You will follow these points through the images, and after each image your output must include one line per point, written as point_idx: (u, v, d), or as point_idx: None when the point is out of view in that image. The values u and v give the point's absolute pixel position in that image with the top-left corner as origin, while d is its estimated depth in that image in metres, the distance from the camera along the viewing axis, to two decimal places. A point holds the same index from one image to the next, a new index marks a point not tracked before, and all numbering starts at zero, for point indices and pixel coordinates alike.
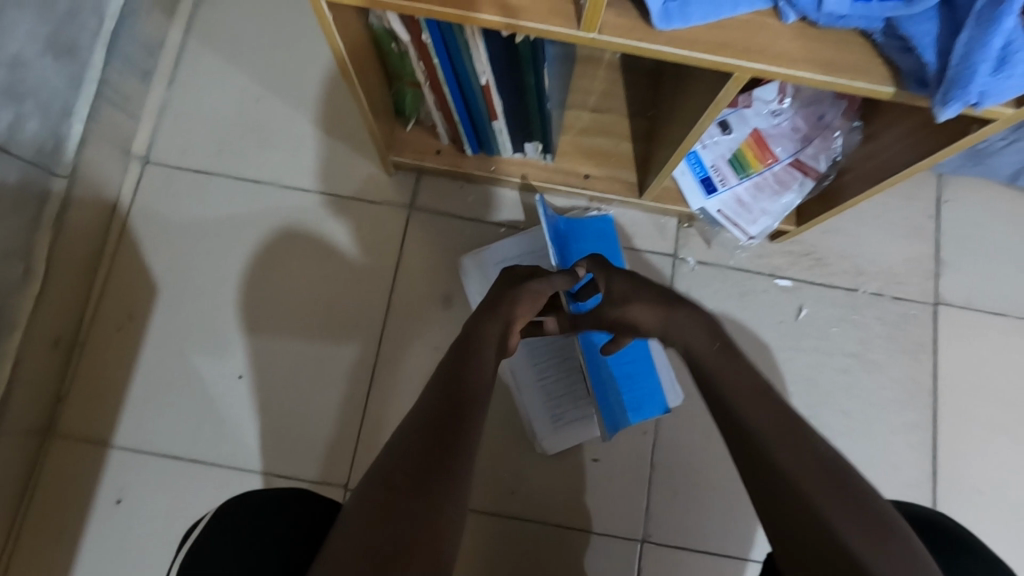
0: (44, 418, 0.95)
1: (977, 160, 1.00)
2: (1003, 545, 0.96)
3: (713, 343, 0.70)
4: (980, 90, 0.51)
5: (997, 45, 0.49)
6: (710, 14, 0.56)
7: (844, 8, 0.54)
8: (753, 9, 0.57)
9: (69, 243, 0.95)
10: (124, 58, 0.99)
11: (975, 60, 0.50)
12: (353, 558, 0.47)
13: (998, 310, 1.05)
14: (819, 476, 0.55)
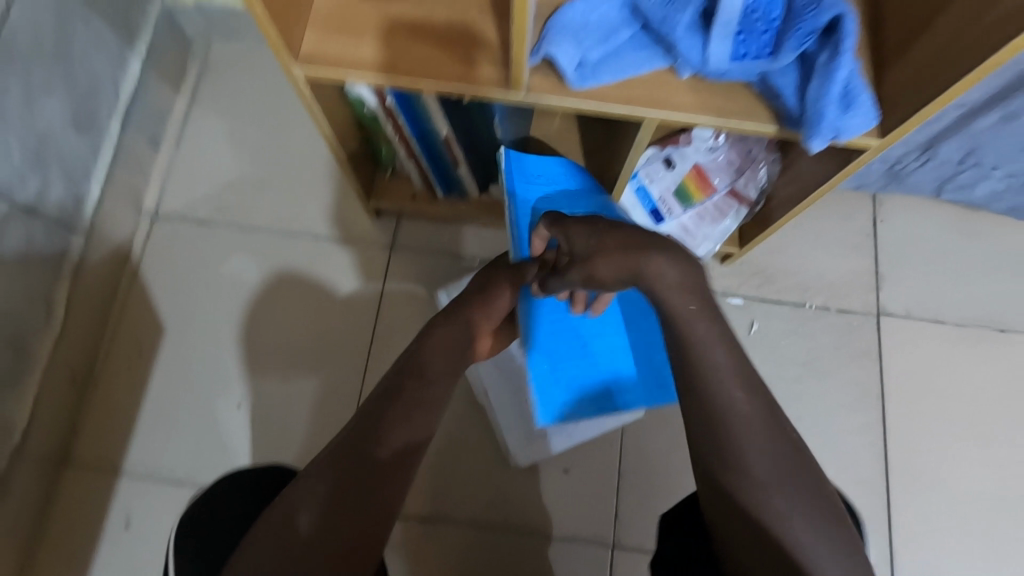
0: (59, 449, 1.04)
1: (899, 179, 1.10)
2: (950, 536, 1.03)
3: (690, 303, 0.60)
4: (832, 126, 0.64)
5: (836, 91, 0.62)
6: (617, 74, 0.68)
7: (726, 64, 0.65)
8: (653, 69, 0.69)
9: (85, 290, 1.06)
10: (136, 126, 1.13)
11: (824, 103, 0.62)
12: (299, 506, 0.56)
13: (937, 317, 1.13)
14: (781, 473, 0.56)
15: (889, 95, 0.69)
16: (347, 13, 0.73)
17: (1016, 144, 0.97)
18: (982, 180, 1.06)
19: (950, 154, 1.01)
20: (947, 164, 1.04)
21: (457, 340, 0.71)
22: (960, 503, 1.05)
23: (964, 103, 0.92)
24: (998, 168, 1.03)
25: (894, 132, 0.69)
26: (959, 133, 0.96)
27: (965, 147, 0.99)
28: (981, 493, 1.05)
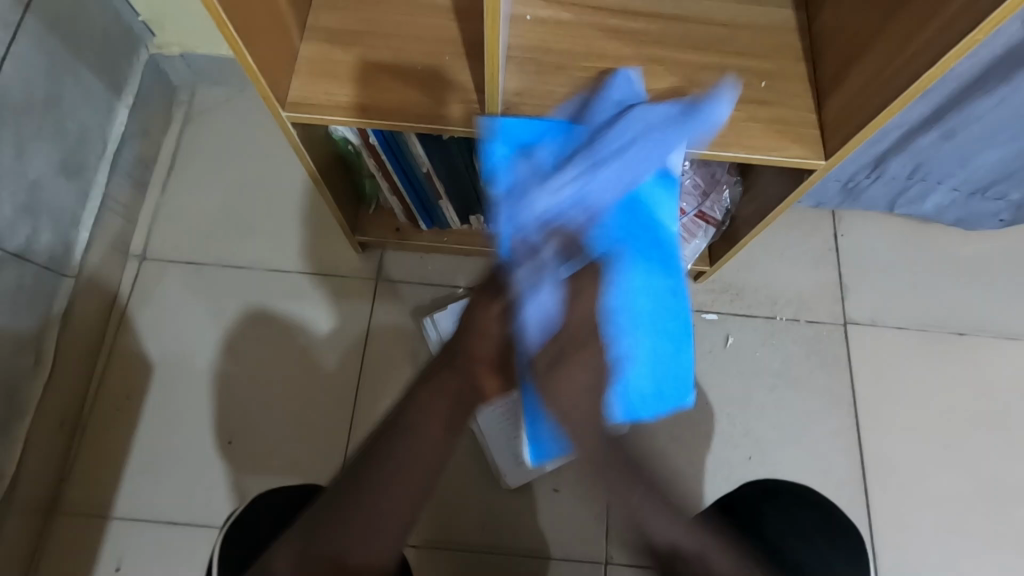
0: (48, 496, 1.03)
1: (854, 196, 1.17)
2: (927, 533, 1.08)
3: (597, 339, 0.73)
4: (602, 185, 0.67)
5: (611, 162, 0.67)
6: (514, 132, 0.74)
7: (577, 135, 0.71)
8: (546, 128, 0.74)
9: (74, 333, 1.07)
10: (123, 173, 1.16)
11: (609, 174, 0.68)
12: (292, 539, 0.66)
13: (899, 324, 1.20)
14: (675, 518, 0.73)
15: (831, 118, 0.76)
16: (330, 61, 0.79)
17: (956, 159, 1.05)
18: (930, 193, 1.14)
19: (898, 171, 1.09)
20: (896, 179, 1.11)
21: (455, 380, 0.73)
22: (935, 501, 1.10)
23: (902, 123, 1.00)
24: (943, 181, 1.11)
25: (837, 152, 0.76)
26: (903, 151, 1.04)
27: (910, 163, 1.07)
28: (953, 490, 1.10)
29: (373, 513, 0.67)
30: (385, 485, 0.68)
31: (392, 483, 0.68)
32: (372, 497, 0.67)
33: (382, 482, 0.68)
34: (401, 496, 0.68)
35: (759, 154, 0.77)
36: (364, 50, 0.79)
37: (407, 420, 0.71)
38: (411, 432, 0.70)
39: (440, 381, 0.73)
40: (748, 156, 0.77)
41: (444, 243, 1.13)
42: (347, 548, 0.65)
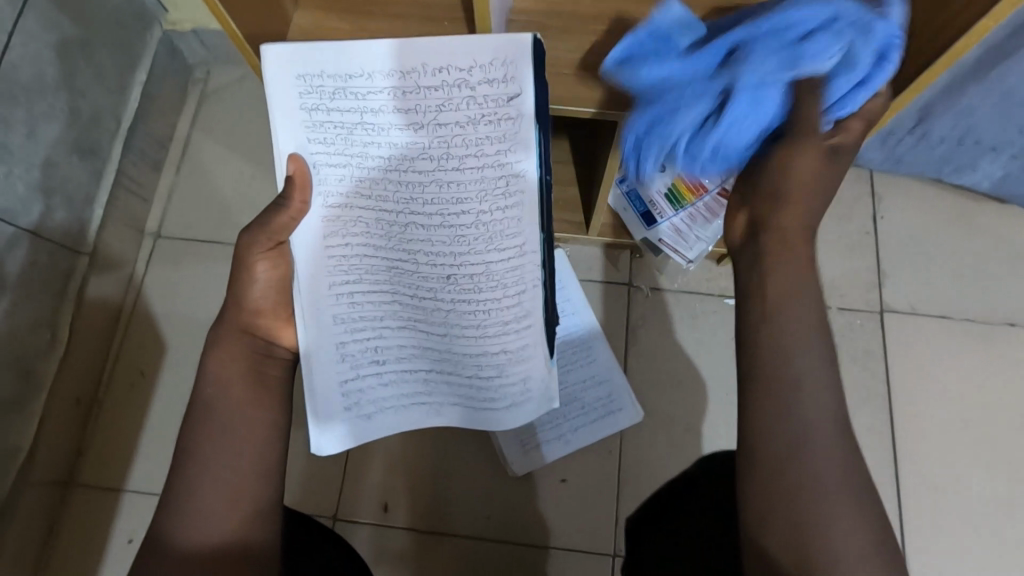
0: (66, 469, 1.06)
1: (897, 160, 1.09)
2: (969, 540, 0.99)
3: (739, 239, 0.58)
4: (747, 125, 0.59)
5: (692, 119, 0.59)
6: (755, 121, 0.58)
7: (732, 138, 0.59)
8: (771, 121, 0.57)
9: (89, 310, 1.09)
10: (138, 152, 1.17)
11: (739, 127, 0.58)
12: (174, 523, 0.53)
13: (942, 313, 1.11)
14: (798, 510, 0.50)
15: None
16: (327, 31, 0.75)
17: (1012, 125, 0.95)
18: (980, 159, 1.04)
19: (943, 134, 1.00)
20: (942, 143, 1.02)
21: (212, 345, 0.61)
22: (978, 506, 1.01)
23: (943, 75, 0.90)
24: (997, 150, 1.01)
25: (876, 119, 0.68)
26: (949, 105, 0.95)
27: (958, 127, 0.98)
28: (998, 496, 1.02)
29: (216, 469, 0.55)
30: (215, 446, 0.55)
31: (212, 433, 0.56)
32: (196, 462, 0.55)
33: (195, 442, 0.56)
34: (230, 445, 0.56)
35: None
36: (362, 17, 0.75)
37: (220, 373, 0.58)
38: (215, 384, 0.58)
39: (231, 326, 0.61)
40: None
41: None
42: (235, 500, 0.54)
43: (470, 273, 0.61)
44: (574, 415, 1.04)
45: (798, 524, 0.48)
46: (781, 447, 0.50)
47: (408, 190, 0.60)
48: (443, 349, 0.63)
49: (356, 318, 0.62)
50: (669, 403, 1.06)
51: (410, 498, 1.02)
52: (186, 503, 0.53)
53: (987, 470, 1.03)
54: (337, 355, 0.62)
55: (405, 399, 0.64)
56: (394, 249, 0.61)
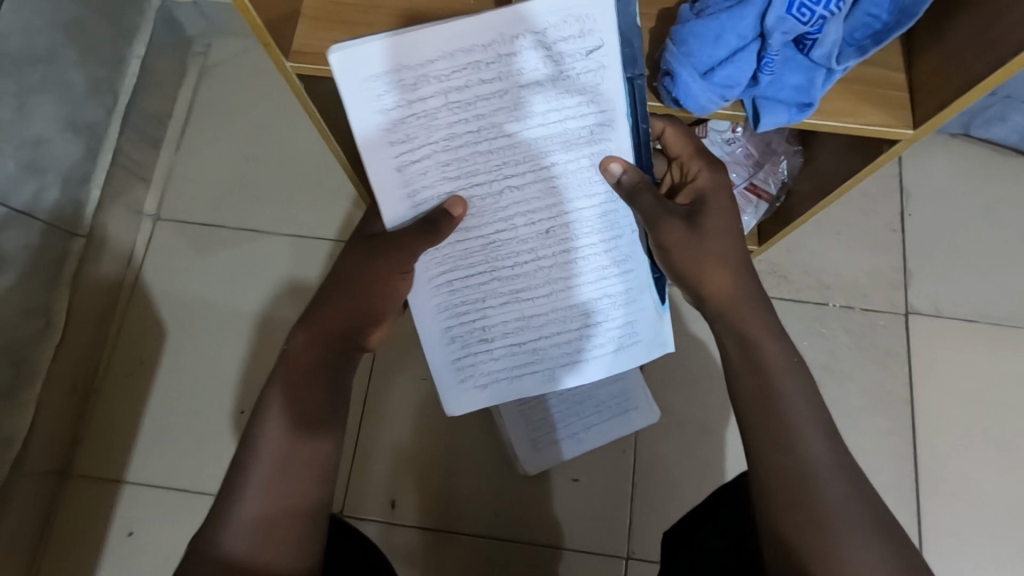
0: (62, 459, 1.02)
1: None
2: (987, 548, 0.98)
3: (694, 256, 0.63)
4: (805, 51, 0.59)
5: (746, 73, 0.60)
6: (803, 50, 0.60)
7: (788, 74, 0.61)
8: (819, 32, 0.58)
9: (85, 294, 1.04)
10: (136, 130, 1.12)
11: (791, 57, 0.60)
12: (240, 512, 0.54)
13: (968, 316, 1.08)
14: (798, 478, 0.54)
15: (924, 82, 0.64)
16: (342, 7, 0.70)
17: None
18: (1011, 111, 1.01)
19: None
20: None
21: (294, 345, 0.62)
22: (997, 514, 0.99)
23: None
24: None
25: (928, 121, 0.63)
26: None
27: None
28: (1019, 505, 0.99)
29: (278, 481, 0.56)
30: (288, 438, 0.57)
31: (279, 444, 0.56)
32: (266, 450, 0.57)
33: (261, 449, 0.57)
34: (296, 457, 0.57)
35: (829, 121, 0.64)
36: None
37: (297, 377, 0.60)
38: (287, 391, 0.59)
39: (316, 333, 0.63)
40: (814, 122, 0.65)
41: None
42: (298, 501, 0.56)
43: (569, 236, 0.65)
44: (588, 414, 1.01)
45: (817, 540, 0.51)
46: (790, 468, 0.54)
47: (497, 163, 0.60)
48: (548, 311, 0.68)
49: (462, 303, 0.66)
50: (685, 404, 1.03)
51: (419, 495, 1.00)
52: (254, 494, 0.55)
53: (1008, 478, 1.01)
54: (444, 336, 0.67)
55: (521, 365, 0.70)
56: (496, 223, 0.63)
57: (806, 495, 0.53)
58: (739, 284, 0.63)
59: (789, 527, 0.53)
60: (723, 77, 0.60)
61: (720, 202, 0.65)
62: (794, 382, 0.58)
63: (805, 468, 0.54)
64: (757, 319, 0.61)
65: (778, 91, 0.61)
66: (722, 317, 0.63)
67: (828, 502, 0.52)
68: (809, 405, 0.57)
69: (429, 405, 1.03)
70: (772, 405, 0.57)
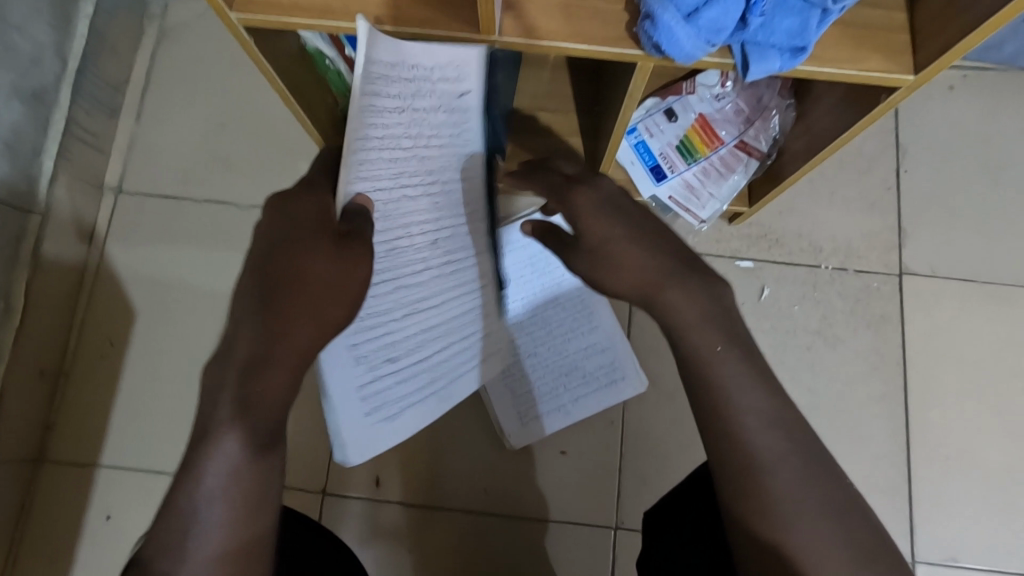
0: (34, 445, 0.99)
1: None
2: (978, 508, 0.97)
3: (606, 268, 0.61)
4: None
5: (735, 16, 0.55)
6: None
7: (783, 16, 0.55)
8: None
9: (47, 274, 0.99)
10: (91, 98, 1.05)
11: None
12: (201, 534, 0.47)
13: (964, 276, 1.05)
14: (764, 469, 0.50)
15: (927, 23, 0.59)
16: None
17: None
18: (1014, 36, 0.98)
19: None
20: None
21: (250, 353, 0.50)
22: (988, 475, 0.98)
23: None
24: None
25: (930, 66, 0.58)
26: None
27: None
28: (1010, 465, 0.98)
29: (231, 513, 0.48)
30: (259, 452, 0.50)
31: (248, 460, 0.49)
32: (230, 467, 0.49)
33: (207, 472, 0.48)
34: (257, 485, 0.49)
35: (826, 68, 0.59)
36: None
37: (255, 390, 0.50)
38: (246, 407, 0.49)
39: (279, 340, 0.51)
40: (808, 69, 0.60)
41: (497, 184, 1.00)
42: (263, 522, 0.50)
43: (444, 248, 0.68)
44: (576, 385, 0.99)
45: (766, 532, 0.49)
46: (736, 464, 0.51)
47: (403, 169, 0.61)
48: (436, 325, 0.67)
49: (366, 316, 0.60)
50: (675, 373, 1.01)
51: (402, 471, 0.98)
52: (212, 517, 0.48)
53: (1000, 438, 0.99)
54: (355, 360, 0.59)
55: (416, 387, 0.66)
56: (396, 231, 0.61)
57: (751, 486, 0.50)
58: (647, 263, 0.58)
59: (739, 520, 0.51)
60: (710, 22, 0.55)
61: (594, 214, 0.62)
62: (734, 368, 0.53)
63: (752, 459, 0.50)
64: (679, 302, 0.56)
65: (769, 36, 0.56)
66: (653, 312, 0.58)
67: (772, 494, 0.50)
68: (754, 389, 0.52)
69: None
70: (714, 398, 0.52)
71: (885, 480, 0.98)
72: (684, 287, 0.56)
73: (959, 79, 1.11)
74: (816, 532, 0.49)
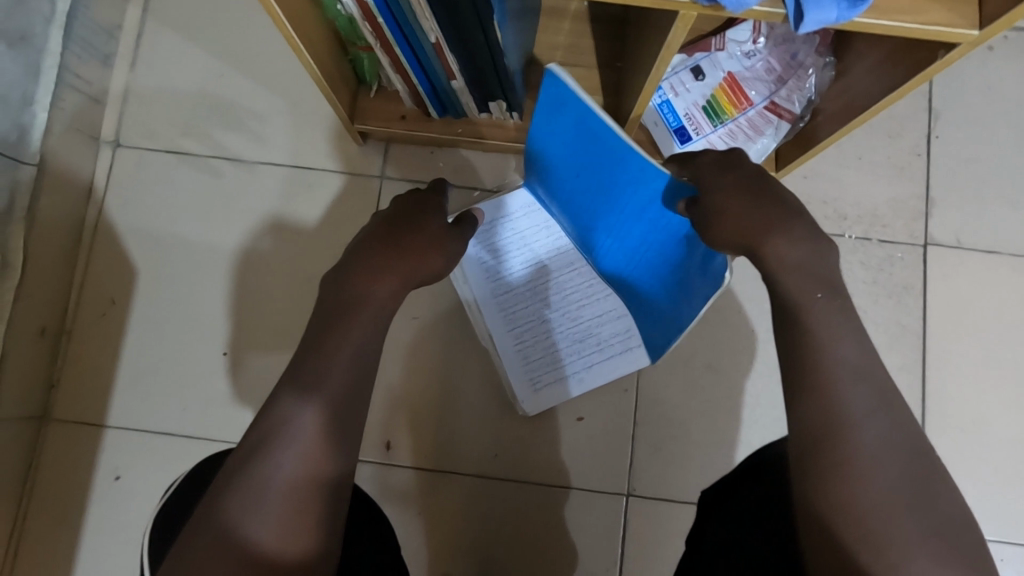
0: (38, 404, 0.98)
1: None
2: (991, 480, 0.97)
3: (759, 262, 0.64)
4: None
5: None
6: None
7: None
8: None
9: (43, 230, 0.95)
10: (82, 43, 0.98)
11: None
12: (278, 477, 0.52)
13: (990, 247, 1.02)
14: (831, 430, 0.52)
15: None
16: None
17: None
18: None
19: None
20: None
21: (357, 292, 0.62)
22: (1002, 448, 0.98)
23: None
24: None
25: (998, 19, 0.54)
26: None
27: None
28: None
29: (305, 463, 0.53)
30: (339, 398, 0.57)
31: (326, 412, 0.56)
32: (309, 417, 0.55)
33: (292, 428, 0.54)
34: (334, 428, 0.56)
35: (885, 20, 0.55)
36: None
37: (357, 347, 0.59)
38: (333, 357, 0.58)
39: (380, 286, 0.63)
40: (866, 21, 0.55)
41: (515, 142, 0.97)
42: (327, 478, 0.54)
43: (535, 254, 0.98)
44: (589, 353, 0.97)
45: (831, 515, 0.50)
46: (824, 420, 0.52)
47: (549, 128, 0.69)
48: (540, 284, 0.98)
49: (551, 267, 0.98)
50: (692, 340, 0.99)
51: (414, 436, 0.97)
52: (284, 467, 0.53)
53: (1016, 412, 0.99)
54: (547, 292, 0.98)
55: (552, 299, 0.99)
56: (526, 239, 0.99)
57: (814, 470, 0.51)
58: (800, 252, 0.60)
59: (807, 483, 0.52)
60: None
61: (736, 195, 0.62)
62: (834, 320, 0.56)
63: (839, 417, 0.52)
64: (784, 250, 0.60)
65: None
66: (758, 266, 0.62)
67: (843, 481, 0.50)
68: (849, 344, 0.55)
69: (423, 345, 0.98)
70: (803, 365, 0.55)
71: None
72: (790, 240, 0.60)
73: (998, 39, 1.05)
74: (886, 498, 0.49)
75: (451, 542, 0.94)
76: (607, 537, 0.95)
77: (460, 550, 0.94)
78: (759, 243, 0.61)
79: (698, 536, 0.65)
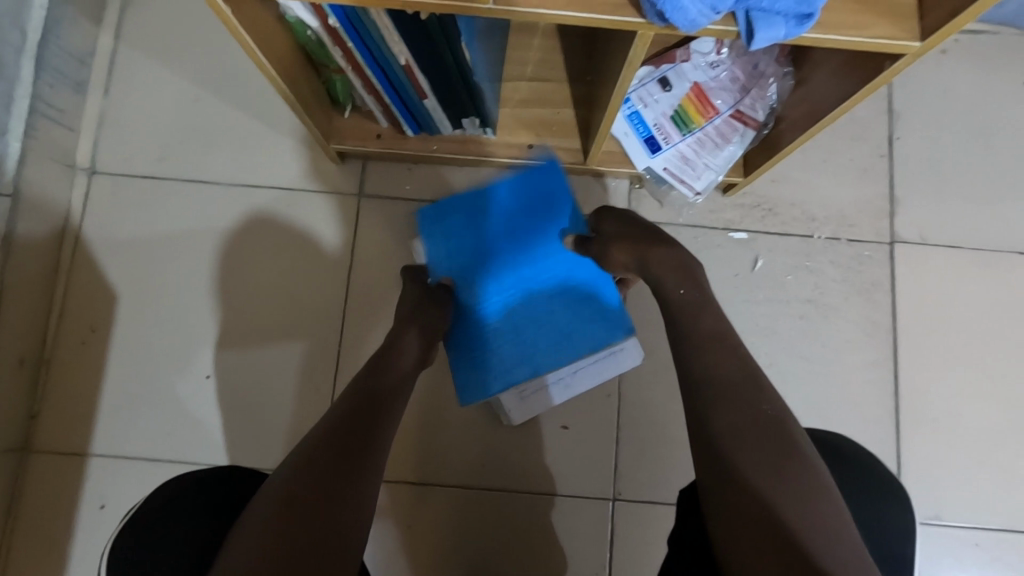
0: (20, 434, 0.97)
1: None
2: (965, 468, 1.00)
3: (681, 287, 0.75)
4: None
5: None
6: None
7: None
8: None
9: (20, 260, 0.95)
10: (54, 71, 0.98)
11: None
12: (265, 512, 0.54)
13: (954, 243, 1.05)
14: (753, 429, 0.59)
15: None
16: None
17: None
18: None
19: None
20: None
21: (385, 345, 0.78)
22: (973, 437, 1.01)
23: None
24: None
25: (938, 32, 0.57)
26: None
27: None
28: (995, 425, 1.01)
29: (282, 496, 0.55)
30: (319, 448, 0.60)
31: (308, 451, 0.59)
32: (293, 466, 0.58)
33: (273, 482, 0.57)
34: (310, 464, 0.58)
35: (832, 34, 0.57)
36: None
37: (340, 409, 0.65)
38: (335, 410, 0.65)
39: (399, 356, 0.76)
40: (815, 36, 0.58)
41: (489, 156, 0.98)
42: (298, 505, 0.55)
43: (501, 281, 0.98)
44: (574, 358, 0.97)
45: (759, 511, 0.54)
46: (740, 419, 0.60)
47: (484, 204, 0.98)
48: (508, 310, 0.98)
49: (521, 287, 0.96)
50: (670, 343, 1.01)
51: (400, 450, 0.97)
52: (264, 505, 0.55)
53: (985, 400, 1.02)
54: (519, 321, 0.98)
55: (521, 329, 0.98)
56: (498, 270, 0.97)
57: (731, 483, 0.56)
58: (692, 283, 0.76)
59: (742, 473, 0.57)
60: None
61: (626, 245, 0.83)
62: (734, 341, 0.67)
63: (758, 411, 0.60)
64: (675, 280, 0.76)
65: (775, 3, 0.54)
66: (652, 276, 0.79)
67: (751, 488, 0.55)
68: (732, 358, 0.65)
69: None
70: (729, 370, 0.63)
71: (875, 442, 1.00)
72: (683, 275, 0.76)
73: (952, 43, 1.10)
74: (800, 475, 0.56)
75: (441, 556, 0.95)
76: (594, 542, 0.96)
77: (450, 562, 0.95)
78: (644, 254, 0.81)
79: (680, 535, 0.67)
